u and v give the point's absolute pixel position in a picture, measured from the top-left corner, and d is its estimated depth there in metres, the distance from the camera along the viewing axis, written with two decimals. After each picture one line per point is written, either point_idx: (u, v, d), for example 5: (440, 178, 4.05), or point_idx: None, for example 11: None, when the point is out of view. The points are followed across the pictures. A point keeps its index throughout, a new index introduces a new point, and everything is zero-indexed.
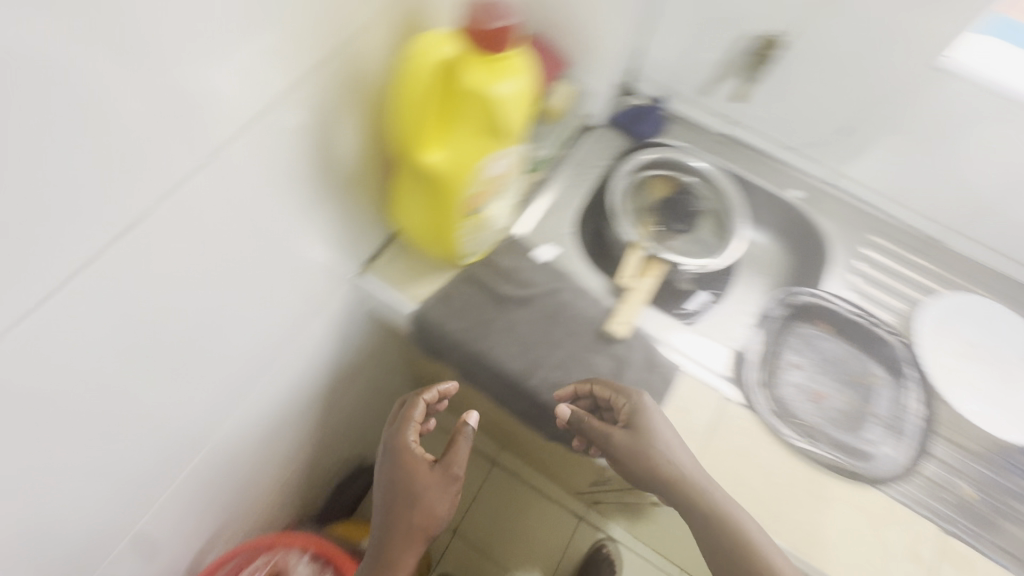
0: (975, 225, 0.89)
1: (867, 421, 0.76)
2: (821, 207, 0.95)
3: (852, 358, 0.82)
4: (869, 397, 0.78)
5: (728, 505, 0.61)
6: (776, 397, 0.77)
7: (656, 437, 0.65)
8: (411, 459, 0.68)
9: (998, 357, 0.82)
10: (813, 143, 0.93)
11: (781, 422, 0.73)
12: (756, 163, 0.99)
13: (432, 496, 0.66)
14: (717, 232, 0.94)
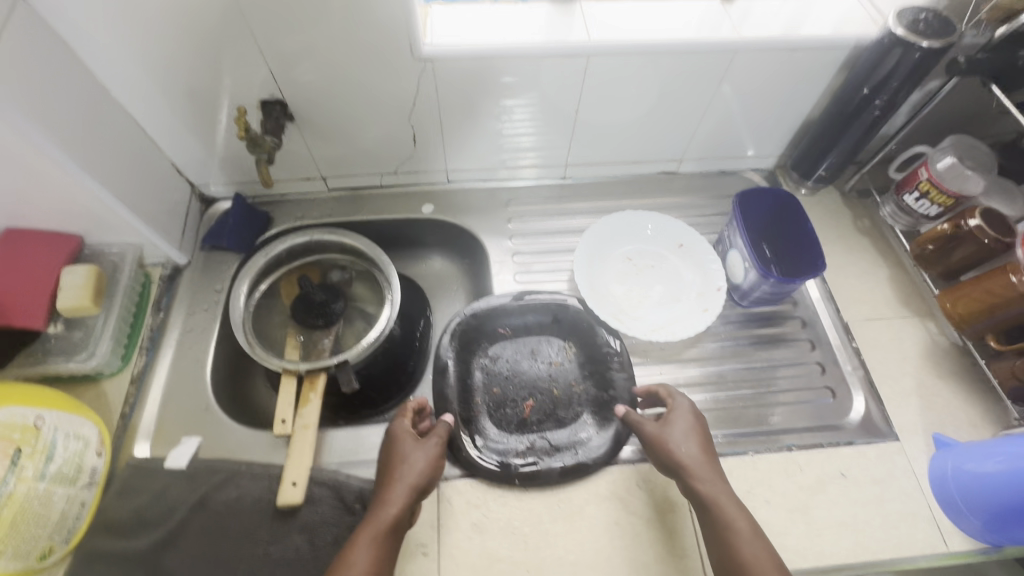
0: (579, 149, 0.88)
1: (575, 399, 0.75)
2: (456, 210, 0.92)
3: (538, 347, 0.80)
4: (567, 374, 0.78)
5: (698, 488, 0.58)
6: (495, 438, 0.71)
7: (698, 436, 0.63)
8: (397, 421, 0.65)
9: (652, 260, 0.85)
10: (405, 163, 0.87)
11: (509, 463, 0.68)
12: (377, 203, 0.91)
13: (409, 465, 0.60)
14: (373, 291, 0.85)
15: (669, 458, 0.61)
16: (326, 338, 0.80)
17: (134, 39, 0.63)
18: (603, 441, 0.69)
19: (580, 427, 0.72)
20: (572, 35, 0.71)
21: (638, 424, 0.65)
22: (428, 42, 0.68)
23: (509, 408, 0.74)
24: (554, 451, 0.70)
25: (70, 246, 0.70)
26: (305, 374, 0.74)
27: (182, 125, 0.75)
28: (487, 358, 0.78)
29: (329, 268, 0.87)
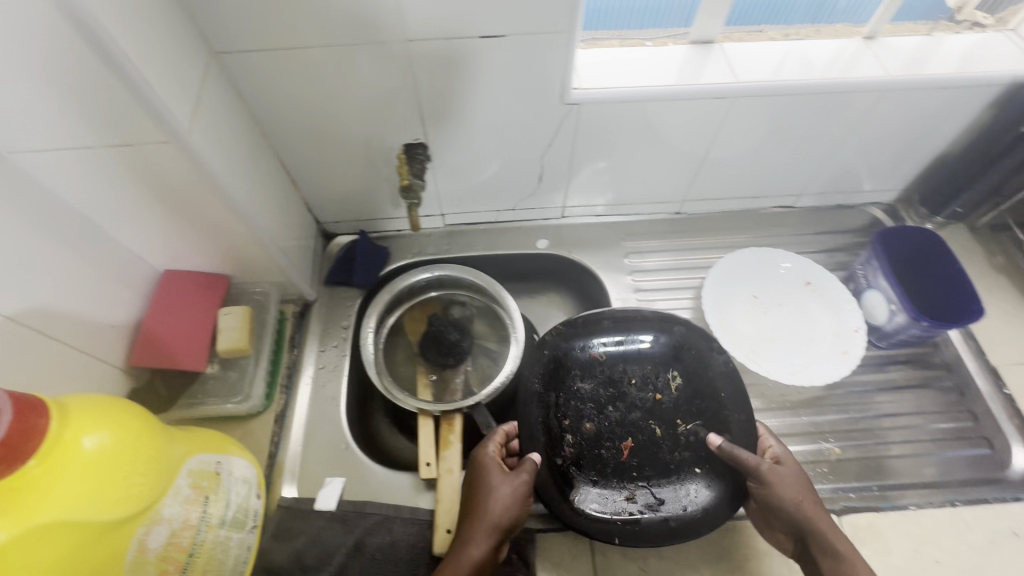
0: (700, 185, 0.87)
1: (681, 441, 0.70)
2: (571, 246, 0.91)
3: (639, 377, 0.74)
4: (670, 410, 0.72)
5: (819, 534, 0.59)
6: (593, 483, 0.68)
7: (801, 478, 0.62)
8: (482, 450, 0.66)
9: (780, 299, 0.82)
10: (526, 200, 0.87)
11: (611, 520, 0.65)
12: (492, 239, 0.91)
13: (495, 495, 0.61)
14: (495, 328, 0.85)
15: (778, 505, 0.60)
16: (454, 377, 0.80)
17: (300, 90, 0.65)
18: (705, 497, 0.66)
19: (684, 475, 0.68)
20: (717, 76, 0.71)
21: (756, 468, 0.62)
22: (578, 85, 0.68)
23: (607, 447, 0.70)
24: (657, 505, 0.67)
25: (221, 286, 0.71)
26: (443, 416, 0.73)
27: (322, 167, 0.77)
28: (584, 389, 0.73)
29: (448, 303, 0.87)
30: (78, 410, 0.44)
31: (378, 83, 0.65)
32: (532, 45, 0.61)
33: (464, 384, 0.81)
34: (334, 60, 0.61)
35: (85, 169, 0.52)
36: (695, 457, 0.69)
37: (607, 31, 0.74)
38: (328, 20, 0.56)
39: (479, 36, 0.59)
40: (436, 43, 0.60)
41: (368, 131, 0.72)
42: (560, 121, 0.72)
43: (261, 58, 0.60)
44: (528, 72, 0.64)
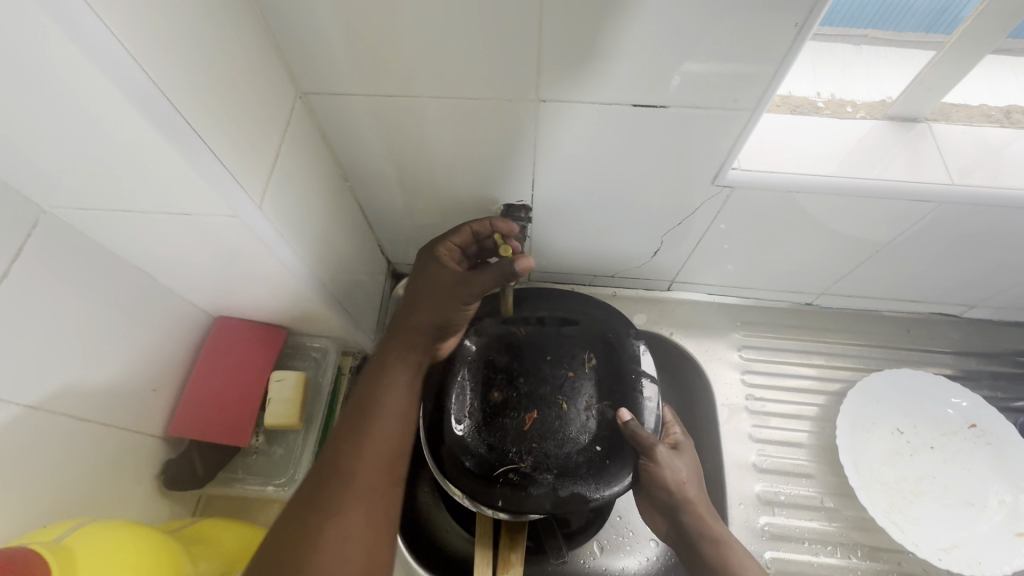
0: (847, 281, 0.72)
1: (587, 422, 0.61)
2: (674, 326, 0.77)
3: (554, 351, 0.66)
4: (580, 388, 0.63)
5: (691, 514, 0.56)
6: (483, 448, 0.59)
7: (692, 468, 0.60)
8: (437, 267, 0.56)
9: (934, 443, 0.67)
10: (631, 270, 0.74)
11: (494, 476, 0.57)
12: None
13: (389, 391, 0.52)
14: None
15: (659, 483, 0.57)
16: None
17: (394, 139, 0.54)
18: (619, 476, 0.57)
19: (586, 454, 0.59)
20: (918, 170, 0.55)
21: (652, 447, 0.57)
22: (737, 164, 0.54)
23: (509, 417, 0.62)
24: (551, 470, 0.58)
25: (276, 343, 0.62)
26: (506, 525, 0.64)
27: (402, 213, 0.66)
28: (486, 356, 0.65)
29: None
30: (81, 562, 0.34)
31: (487, 142, 0.53)
32: (693, 118, 0.47)
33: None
34: (440, 113, 0.49)
35: (142, 230, 0.43)
36: (599, 436, 0.60)
37: (855, 29, 0.56)
38: (446, 70, 0.45)
39: (631, 104, 0.47)
40: (573, 108, 0.47)
41: (464, 186, 0.60)
42: (700, 202, 0.58)
43: (357, 102, 0.49)
44: (679, 148, 0.51)
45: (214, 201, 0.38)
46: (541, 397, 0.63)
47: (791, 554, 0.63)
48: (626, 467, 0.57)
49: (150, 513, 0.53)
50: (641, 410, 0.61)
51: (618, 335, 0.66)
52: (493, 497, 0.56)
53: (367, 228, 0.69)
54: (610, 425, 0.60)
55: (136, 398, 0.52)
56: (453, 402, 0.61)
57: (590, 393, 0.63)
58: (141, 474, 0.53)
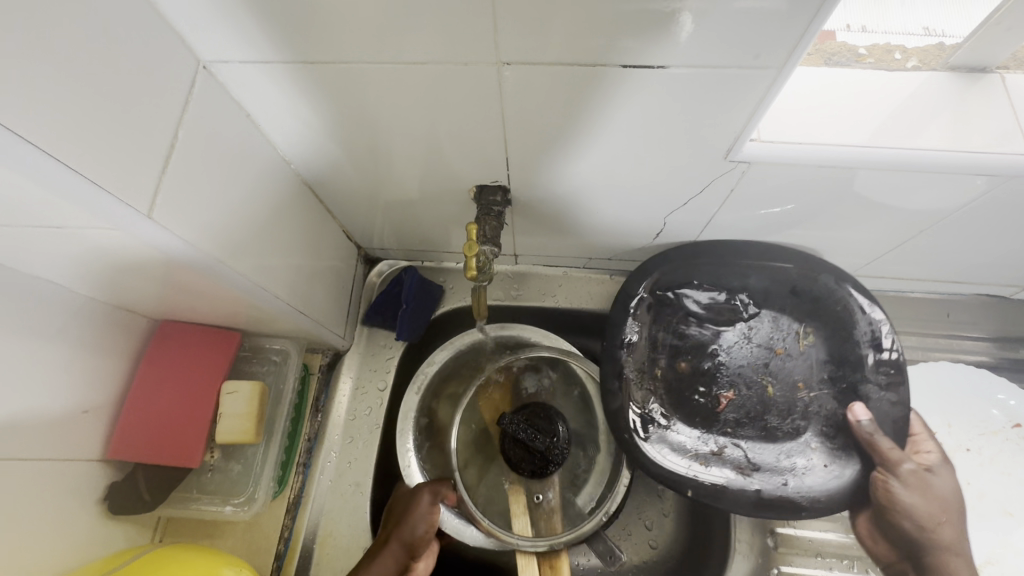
0: (881, 262, 0.62)
1: (798, 409, 0.58)
2: None
3: (756, 322, 0.60)
4: (792, 368, 0.59)
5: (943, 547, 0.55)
6: (678, 429, 0.58)
7: (950, 495, 0.57)
8: (404, 493, 0.58)
9: (970, 444, 0.59)
10: (629, 252, 0.65)
11: (690, 468, 0.56)
12: (573, 289, 0.71)
13: (403, 526, 0.54)
14: (583, 403, 0.67)
15: (905, 512, 0.54)
16: (552, 483, 0.62)
17: (335, 111, 0.44)
18: (840, 482, 0.54)
19: (795, 446, 0.56)
20: (986, 137, 0.44)
21: (897, 464, 0.54)
22: (757, 135, 0.44)
23: (702, 392, 0.59)
24: (749, 464, 0.56)
25: (229, 348, 0.56)
26: (547, 555, 0.57)
27: (368, 195, 0.58)
28: (676, 325, 0.61)
29: (524, 371, 0.67)
30: None
31: (450, 114, 0.43)
32: (701, 81, 0.37)
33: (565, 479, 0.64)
34: (385, 81, 0.40)
35: (21, 245, 0.36)
36: (816, 427, 0.56)
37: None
38: (378, 25, 0.35)
39: (623, 65, 0.36)
40: (550, 70, 0.37)
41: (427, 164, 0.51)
42: (709, 181, 0.48)
43: (281, 71, 0.40)
44: (686, 118, 0.41)
45: (83, 214, 0.30)
46: (735, 372, 0.59)
47: (804, 568, 0.58)
48: (848, 471, 0.55)
49: (99, 540, 0.49)
50: (876, 405, 0.56)
51: (847, 311, 0.57)
52: (684, 486, 0.55)
53: (327, 213, 0.61)
54: (835, 419, 0.56)
55: (64, 425, 0.46)
56: (633, 384, 0.59)
57: (804, 378, 0.58)
58: (83, 502, 0.48)
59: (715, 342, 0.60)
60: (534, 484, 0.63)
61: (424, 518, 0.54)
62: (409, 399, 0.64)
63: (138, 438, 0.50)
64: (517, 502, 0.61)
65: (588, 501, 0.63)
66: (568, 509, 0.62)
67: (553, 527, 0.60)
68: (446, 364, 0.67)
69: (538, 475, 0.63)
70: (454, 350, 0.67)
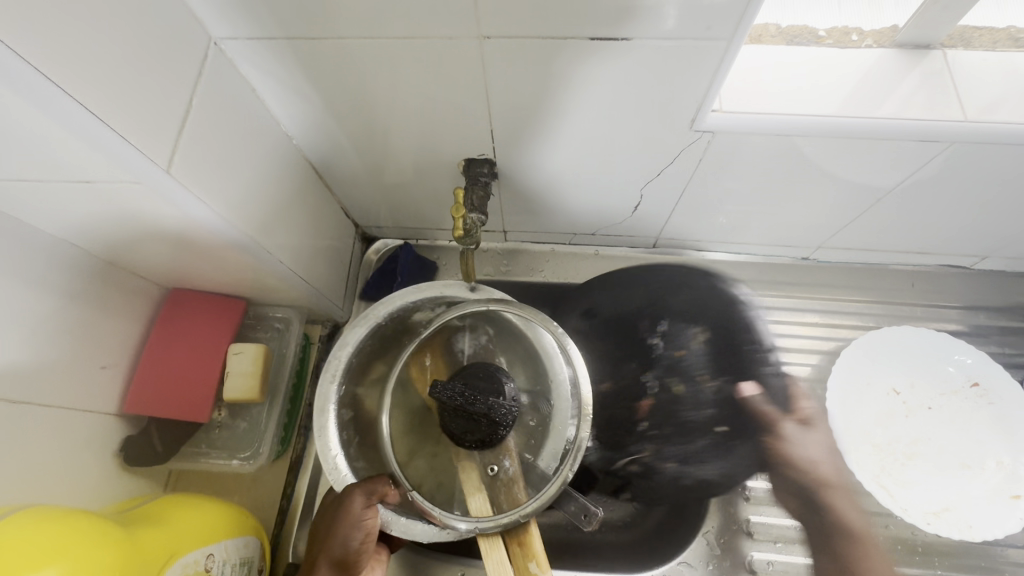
0: (847, 234, 0.66)
1: (705, 401, 0.63)
2: None
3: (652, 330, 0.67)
4: (689, 367, 0.64)
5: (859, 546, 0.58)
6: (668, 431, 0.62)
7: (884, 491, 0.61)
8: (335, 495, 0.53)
9: (932, 403, 0.63)
10: (611, 227, 0.68)
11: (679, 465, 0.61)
12: (560, 264, 0.74)
13: (334, 537, 0.49)
14: (526, 354, 0.61)
15: (838, 509, 0.60)
16: (507, 450, 0.55)
17: (332, 88, 0.48)
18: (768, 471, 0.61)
19: (709, 436, 0.62)
20: (930, 107, 0.48)
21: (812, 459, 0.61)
22: (719, 106, 0.48)
23: (631, 401, 0.63)
24: (673, 461, 0.61)
25: (234, 315, 0.59)
26: (513, 533, 0.51)
27: (365, 173, 0.62)
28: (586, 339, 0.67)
29: (454, 331, 0.61)
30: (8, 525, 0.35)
31: (437, 89, 0.47)
32: (662, 51, 0.41)
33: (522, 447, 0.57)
34: (377, 56, 0.44)
35: (51, 203, 0.40)
36: (717, 415, 0.63)
37: None
38: (369, 1, 0.39)
39: (591, 38, 0.40)
40: (526, 43, 0.41)
41: (419, 139, 0.55)
42: (679, 151, 0.52)
43: (284, 48, 0.44)
44: (652, 89, 0.45)
45: (109, 166, 0.34)
46: (637, 374, 0.65)
47: None
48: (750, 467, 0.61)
49: (113, 488, 0.52)
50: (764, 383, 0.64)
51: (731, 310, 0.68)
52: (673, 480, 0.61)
53: (328, 191, 0.65)
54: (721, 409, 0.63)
55: (84, 378, 0.50)
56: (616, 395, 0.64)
57: (701, 371, 0.64)
58: (100, 451, 0.52)
59: (620, 350, 0.66)
60: (487, 455, 0.56)
61: (355, 530, 0.49)
62: (326, 391, 0.56)
63: (150, 394, 0.54)
64: (468, 480, 0.54)
65: (553, 461, 0.55)
66: (530, 474, 0.55)
67: (516, 500, 0.54)
68: (364, 345, 0.59)
69: (490, 445, 0.56)
70: (370, 325, 0.58)
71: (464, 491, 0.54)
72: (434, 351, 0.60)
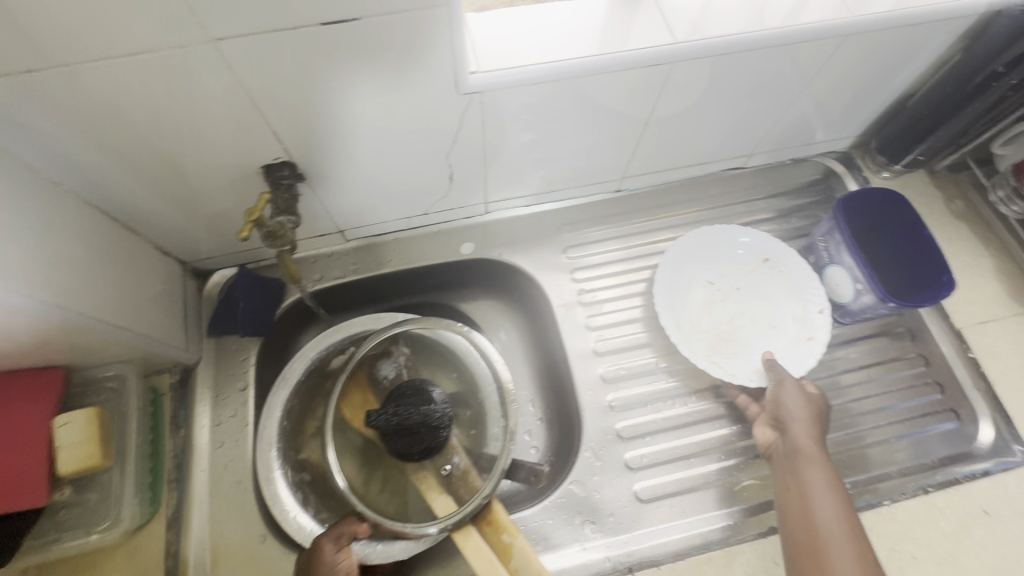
0: (640, 161, 0.75)
1: None
2: (502, 247, 0.78)
3: None
4: None
5: (809, 509, 0.54)
6: None
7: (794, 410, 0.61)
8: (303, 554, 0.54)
9: (738, 283, 0.74)
10: (438, 204, 0.72)
11: None
12: (406, 251, 0.77)
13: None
14: (442, 361, 0.69)
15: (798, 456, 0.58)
16: (453, 448, 0.61)
17: (86, 119, 0.46)
18: (569, 425, 0.71)
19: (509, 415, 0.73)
20: (652, 35, 0.57)
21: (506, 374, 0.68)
22: (477, 68, 0.53)
23: None
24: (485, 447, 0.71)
25: (53, 384, 0.54)
26: (481, 516, 0.57)
27: (166, 207, 0.59)
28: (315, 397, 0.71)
29: (373, 361, 0.65)
30: None
31: (200, 100, 0.47)
32: (397, 25, 0.44)
33: (466, 441, 0.63)
34: (112, 78, 0.43)
35: None
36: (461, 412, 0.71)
37: None
38: (77, 20, 0.38)
39: (322, 23, 0.42)
40: (263, 39, 0.42)
41: (207, 158, 0.54)
42: (460, 115, 0.56)
43: (1, 86, 0.41)
44: (407, 64, 0.48)
45: None
46: None
47: (641, 417, 0.70)
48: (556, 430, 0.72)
49: None
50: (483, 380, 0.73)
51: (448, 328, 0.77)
52: None
53: (133, 235, 0.61)
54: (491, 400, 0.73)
55: None
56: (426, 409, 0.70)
57: None
58: None
59: None
60: (438, 457, 0.60)
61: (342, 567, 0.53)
62: (269, 459, 0.63)
63: None
64: (430, 488, 0.59)
65: (496, 442, 0.62)
66: (480, 461, 0.61)
67: (474, 486, 0.58)
68: (291, 404, 0.67)
69: (439, 447, 0.60)
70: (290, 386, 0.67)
71: (426, 497, 0.59)
72: (360, 386, 0.64)
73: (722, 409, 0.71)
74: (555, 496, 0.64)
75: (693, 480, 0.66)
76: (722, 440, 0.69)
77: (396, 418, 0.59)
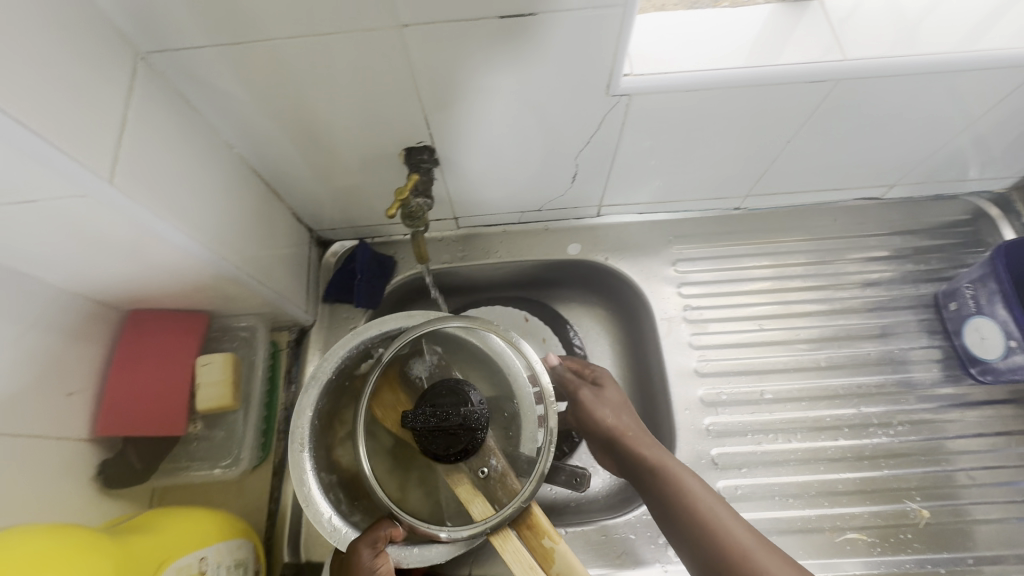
0: (768, 180, 0.72)
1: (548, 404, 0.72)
2: (609, 252, 0.77)
3: None
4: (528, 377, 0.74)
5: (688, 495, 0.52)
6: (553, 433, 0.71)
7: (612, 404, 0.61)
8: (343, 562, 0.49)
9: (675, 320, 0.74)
10: (554, 201, 0.72)
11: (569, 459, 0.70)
12: (513, 244, 0.77)
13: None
14: (478, 356, 0.60)
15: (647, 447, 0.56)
16: (491, 449, 0.53)
17: (264, 89, 0.50)
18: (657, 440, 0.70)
19: None
20: (816, 50, 0.54)
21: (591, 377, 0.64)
22: (629, 70, 0.52)
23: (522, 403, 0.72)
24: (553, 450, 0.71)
25: (198, 328, 0.60)
26: (522, 519, 0.51)
27: (309, 176, 0.64)
28: None
29: (405, 358, 0.58)
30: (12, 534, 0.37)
31: (367, 81, 0.49)
32: (568, 22, 0.44)
33: (505, 443, 0.55)
34: (299, 55, 0.46)
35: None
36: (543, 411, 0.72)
37: None
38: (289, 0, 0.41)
39: (500, 16, 0.43)
40: (441, 28, 0.44)
41: (359, 135, 0.57)
42: (602, 116, 0.56)
43: (208, 55, 0.45)
44: (567, 60, 0.49)
45: (52, 180, 0.36)
46: None
47: (738, 446, 0.67)
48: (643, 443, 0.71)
49: (99, 511, 0.53)
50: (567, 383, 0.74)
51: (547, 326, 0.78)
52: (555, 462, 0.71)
53: (277, 199, 0.66)
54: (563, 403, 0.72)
55: (52, 403, 0.50)
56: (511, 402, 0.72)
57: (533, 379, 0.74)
58: (78, 476, 0.52)
59: None
60: (473, 459, 0.52)
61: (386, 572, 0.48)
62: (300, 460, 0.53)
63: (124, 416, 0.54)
64: (464, 490, 0.52)
65: (532, 444, 0.54)
66: (518, 463, 0.53)
67: (513, 489, 0.51)
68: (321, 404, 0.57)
69: (476, 448, 0.52)
70: (322, 384, 0.57)
71: (462, 502, 0.52)
72: (390, 382, 0.58)
73: (828, 452, 0.67)
74: (640, 511, 0.63)
75: (789, 522, 0.63)
76: (823, 485, 0.65)
77: (432, 417, 0.50)
